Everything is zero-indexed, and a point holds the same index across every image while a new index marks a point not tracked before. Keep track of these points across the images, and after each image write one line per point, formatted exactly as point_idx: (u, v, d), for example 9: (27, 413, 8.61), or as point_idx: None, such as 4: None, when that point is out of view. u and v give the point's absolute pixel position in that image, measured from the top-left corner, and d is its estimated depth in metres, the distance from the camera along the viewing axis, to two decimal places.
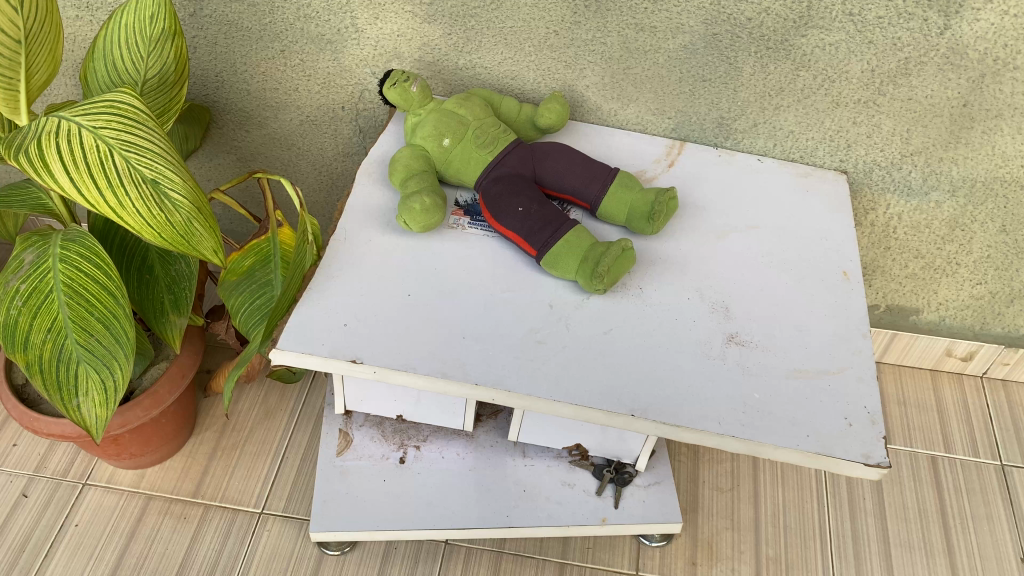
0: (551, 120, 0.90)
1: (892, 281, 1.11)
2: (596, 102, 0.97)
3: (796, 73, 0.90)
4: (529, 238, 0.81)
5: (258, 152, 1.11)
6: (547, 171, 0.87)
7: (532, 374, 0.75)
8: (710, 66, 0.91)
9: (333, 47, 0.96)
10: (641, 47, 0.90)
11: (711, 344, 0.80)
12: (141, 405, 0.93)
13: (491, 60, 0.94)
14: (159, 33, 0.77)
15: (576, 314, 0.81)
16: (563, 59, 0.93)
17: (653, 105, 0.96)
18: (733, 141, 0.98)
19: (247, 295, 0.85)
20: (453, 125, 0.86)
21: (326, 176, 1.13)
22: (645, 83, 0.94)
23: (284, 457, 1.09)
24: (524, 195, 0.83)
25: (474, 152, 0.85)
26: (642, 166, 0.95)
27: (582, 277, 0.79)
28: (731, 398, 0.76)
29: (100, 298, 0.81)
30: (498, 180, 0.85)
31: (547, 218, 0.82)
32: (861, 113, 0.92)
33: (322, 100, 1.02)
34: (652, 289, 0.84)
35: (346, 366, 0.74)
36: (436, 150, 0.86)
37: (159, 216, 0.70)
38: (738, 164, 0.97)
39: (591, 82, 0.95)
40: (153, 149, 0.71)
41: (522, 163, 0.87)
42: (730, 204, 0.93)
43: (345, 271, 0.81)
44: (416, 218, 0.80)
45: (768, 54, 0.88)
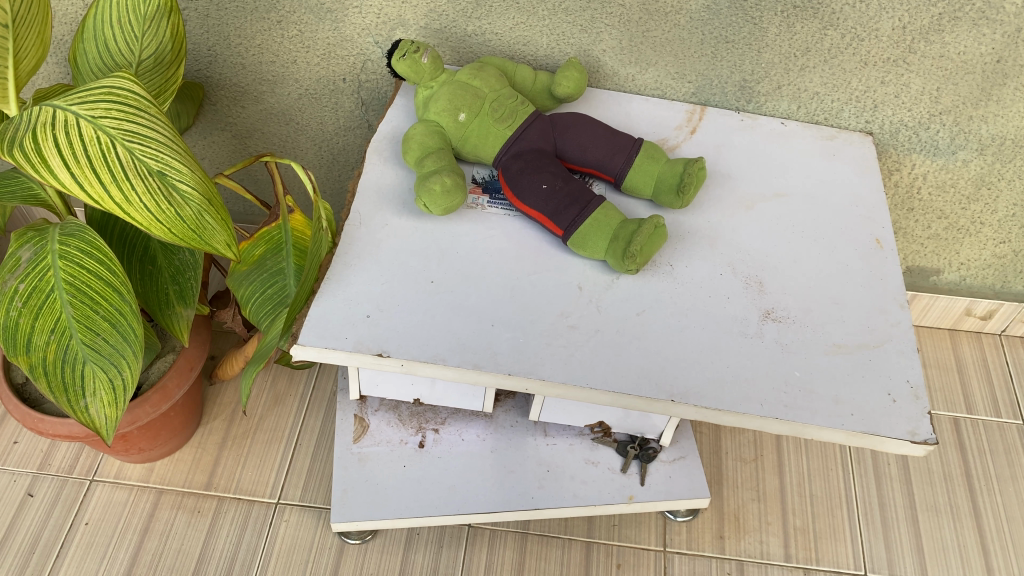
0: (569, 88, 0.86)
1: (913, 243, 1.08)
2: (613, 68, 0.93)
3: (824, 32, 0.86)
4: (555, 217, 0.78)
5: (254, 128, 1.05)
6: (569, 144, 0.83)
7: (566, 362, 0.72)
8: (733, 27, 0.86)
9: (333, 16, 0.90)
10: (662, 8, 0.85)
11: (748, 321, 0.77)
12: (149, 401, 0.89)
13: (501, 26, 0.89)
14: (153, 11, 0.72)
15: (607, 295, 0.77)
16: (578, 23, 0.88)
17: (673, 69, 0.92)
18: (756, 104, 0.94)
19: (259, 285, 0.80)
20: (468, 98, 0.81)
21: (327, 153, 1.07)
22: (665, 46, 0.89)
23: (297, 444, 1.06)
24: (548, 171, 0.79)
25: (492, 126, 0.81)
26: (663, 134, 0.91)
27: (613, 257, 0.76)
28: (772, 377, 0.73)
29: (105, 295, 0.76)
30: (520, 155, 0.81)
31: (573, 195, 0.78)
32: (890, 72, 0.88)
33: (322, 72, 0.97)
34: (684, 265, 0.80)
35: (373, 360, 0.71)
36: (452, 126, 0.81)
37: (168, 210, 0.65)
38: (762, 129, 0.94)
39: (608, 46, 0.90)
40: (158, 138, 0.66)
41: (543, 136, 0.82)
42: (756, 172, 0.89)
43: (363, 258, 0.77)
44: (437, 201, 0.76)
45: (795, 13, 0.84)
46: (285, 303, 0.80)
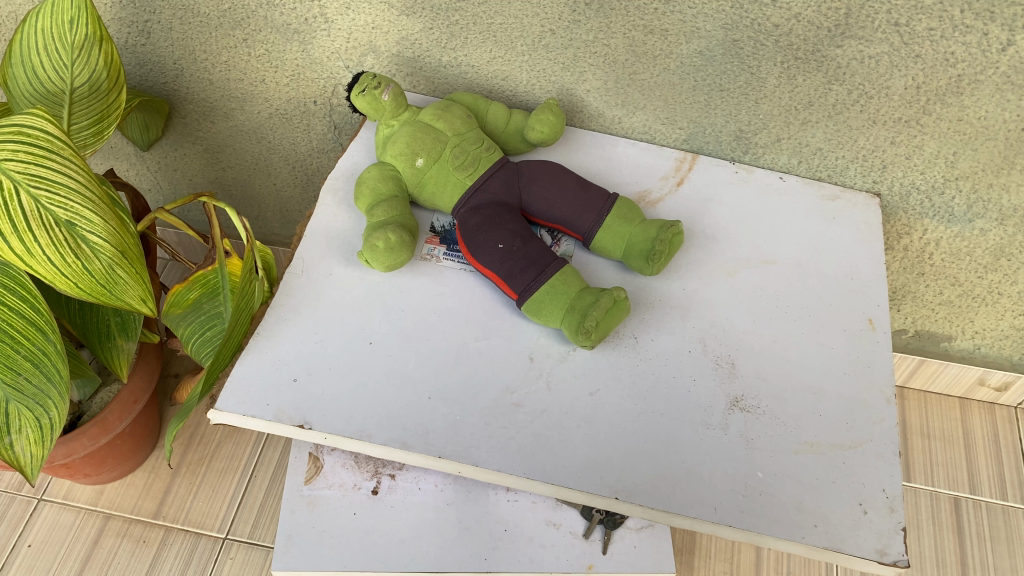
0: (543, 133, 0.79)
1: (923, 307, 0.99)
2: (598, 108, 0.85)
3: (829, 86, 0.78)
4: (509, 280, 0.71)
5: (225, 144, 1.00)
6: (535, 198, 0.76)
7: (503, 445, 0.66)
8: (729, 75, 0.79)
9: (301, 37, 0.85)
10: (650, 51, 0.78)
11: (712, 409, 0.70)
12: (87, 434, 0.85)
13: (477, 59, 0.83)
14: (81, 40, 0.67)
15: (559, 370, 0.71)
16: (560, 61, 0.81)
17: (663, 114, 0.84)
18: (753, 155, 0.86)
19: (196, 327, 0.75)
20: (428, 142, 0.75)
21: (300, 173, 1.01)
22: (654, 90, 0.82)
23: (252, 476, 1.02)
24: (506, 229, 0.73)
25: (452, 174, 0.75)
26: (646, 185, 0.84)
27: (568, 328, 0.69)
28: (731, 477, 0.67)
29: (27, 334, 0.72)
30: (480, 208, 0.74)
31: (531, 257, 0.72)
32: (901, 132, 0.80)
33: (292, 94, 0.91)
34: (650, 339, 0.73)
35: (294, 431, 0.66)
36: (408, 171, 0.75)
37: (74, 264, 0.61)
38: (756, 184, 0.86)
39: (592, 86, 0.83)
40: (70, 184, 0.60)
41: (507, 189, 0.76)
42: (744, 233, 0.82)
43: (298, 314, 0.71)
44: (379, 258, 0.70)
45: (796, 65, 0.77)
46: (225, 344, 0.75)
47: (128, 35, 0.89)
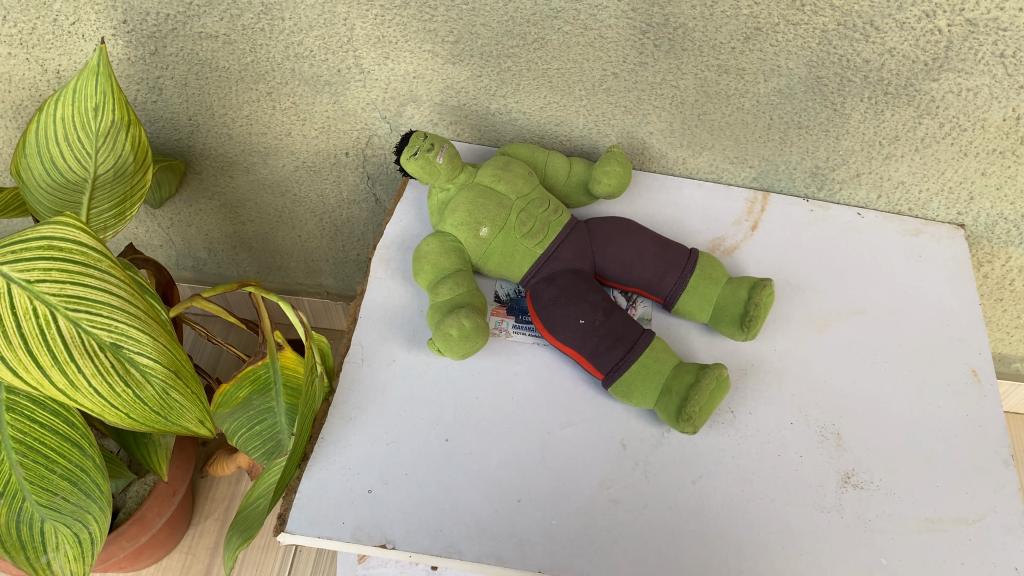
0: (611, 186, 0.73)
1: (999, 331, 0.94)
2: (661, 150, 0.78)
3: (919, 120, 0.71)
4: (594, 359, 0.65)
5: (246, 199, 0.92)
6: (610, 261, 0.70)
7: (607, 551, 0.60)
8: (809, 112, 0.72)
9: (332, 89, 0.77)
10: (723, 91, 0.71)
11: (824, 489, 0.64)
12: (125, 535, 0.78)
13: (530, 105, 0.76)
14: (107, 127, 0.59)
15: (655, 457, 0.64)
16: (622, 104, 0.74)
17: (732, 153, 0.77)
18: (828, 191, 0.80)
19: (246, 422, 0.68)
20: (491, 209, 0.68)
21: (329, 224, 0.94)
22: (725, 130, 0.75)
23: (297, 553, 0.96)
24: (586, 301, 0.66)
25: (519, 242, 0.68)
26: (719, 232, 0.77)
27: (665, 412, 0.63)
28: (855, 567, 0.61)
29: (61, 451, 0.63)
30: (554, 278, 0.68)
31: (617, 332, 0.65)
32: (993, 164, 0.74)
33: (321, 145, 0.83)
34: (747, 412, 0.68)
35: (375, 550, 0.59)
36: (471, 242, 0.68)
37: (124, 392, 0.53)
38: (834, 222, 0.80)
39: (656, 129, 0.76)
40: (112, 301, 0.53)
41: (581, 255, 0.69)
42: (829, 281, 0.76)
43: (364, 411, 0.64)
44: (453, 348, 0.63)
45: (885, 100, 0.70)
46: (278, 443, 0.69)
47: (137, 92, 0.80)
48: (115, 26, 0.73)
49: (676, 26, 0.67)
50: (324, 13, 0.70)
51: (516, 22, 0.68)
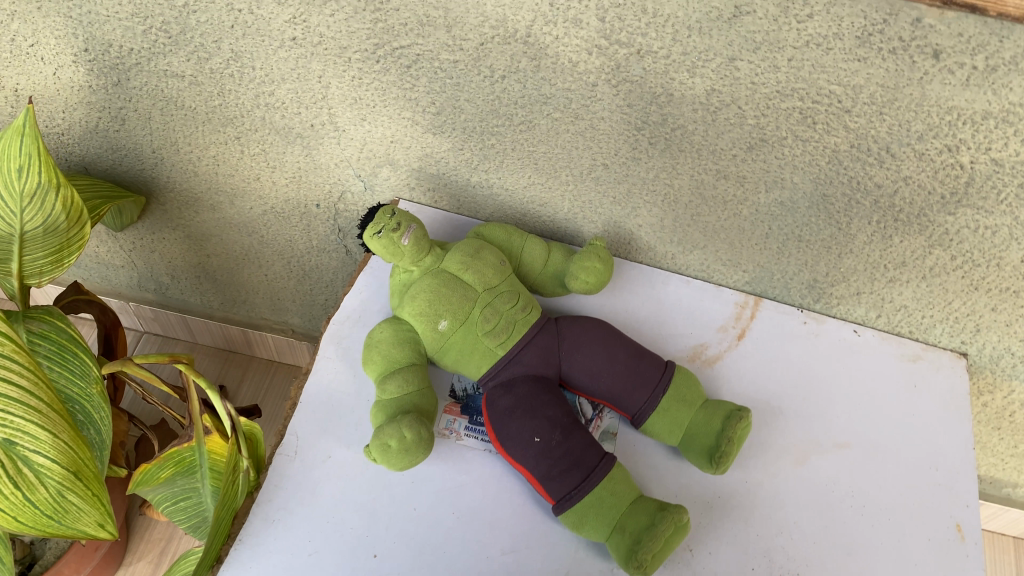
0: (588, 282, 0.67)
1: (993, 456, 0.88)
2: (649, 243, 0.73)
3: (929, 250, 0.66)
4: (545, 483, 0.60)
5: (211, 234, 0.87)
6: (577, 369, 0.64)
7: None
8: (811, 227, 0.67)
9: (304, 142, 0.72)
10: (721, 196, 0.66)
11: None
12: None
13: (513, 183, 0.70)
14: (35, 186, 0.55)
15: None
16: (611, 195, 0.68)
17: (725, 256, 0.72)
18: (825, 304, 0.74)
19: (171, 497, 0.65)
20: (453, 302, 0.61)
21: (296, 268, 0.88)
22: (719, 233, 0.69)
23: None
24: (543, 417, 0.60)
25: (479, 341, 0.62)
26: (702, 338, 0.72)
27: (617, 552, 0.58)
28: None
29: None
30: (514, 386, 0.62)
31: (574, 455, 0.60)
32: (1005, 301, 0.68)
33: (291, 194, 0.78)
34: (706, 552, 0.63)
35: None
36: (428, 335, 0.62)
37: (13, 493, 0.49)
38: (828, 338, 0.74)
39: (645, 222, 0.70)
40: (12, 392, 0.48)
41: (546, 360, 0.63)
42: (814, 406, 0.70)
43: (290, 515, 0.60)
44: (392, 460, 0.57)
45: (894, 226, 0.64)
46: (202, 519, 0.66)
47: (99, 119, 0.75)
48: (76, 54, 0.68)
49: (674, 127, 0.61)
50: (298, 67, 0.64)
51: (503, 103, 0.63)
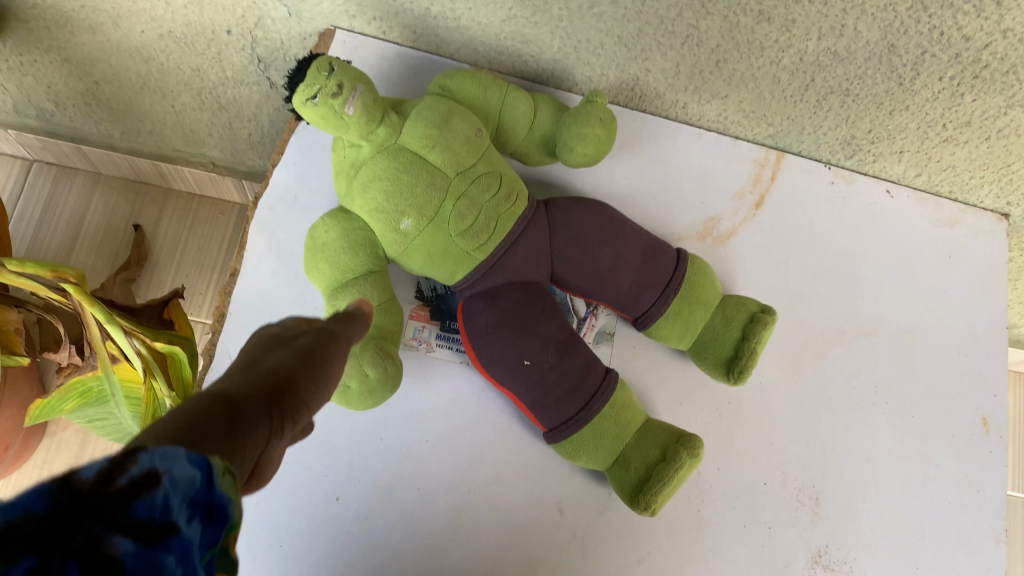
0: (586, 155, 0.53)
1: None
2: (656, 90, 0.58)
3: (1005, 110, 0.53)
4: (537, 411, 0.50)
5: (96, 58, 0.67)
6: (572, 268, 0.52)
7: None
8: (865, 80, 0.53)
9: None
10: (759, 42, 0.51)
11: (790, 572, 0.55)
12: None
13: (487, 16, 0.53)
14: None
15: (596, 527, 0.53)
16: (615, 34, 0.53)
17: (749, 108, 0.58)
18: (858, 161, 0.62)
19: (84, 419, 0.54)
20: (420, 193, 0.47)
21: (210, 101, 0.71)
22: (747, 82, 0.55)
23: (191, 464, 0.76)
24: (535, 334, 0.49)
25: (451, 243, 0.48)
26: (713, 209, 0.61)
27: (619, 487, 0.51)
28: None
29: None
30: (498, 296, 0.50)
31: (573, 379, 0.49)
32: None
33: (192, 17, 0.60)
34: (713, 468, 0.56)
35: None
36: (388, 233, 0.48)
37: None
38: (856, 202, 0.62)
39: (656, 67, 0.55)
40: None
41: (536, 263, 0.51)
42: (838, 286, 0.61)
43: None
44: (354, 402, 0.46)
45: (971, 83, 0.51)
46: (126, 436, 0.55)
47: None
48: None
49: None
50: None
51: None
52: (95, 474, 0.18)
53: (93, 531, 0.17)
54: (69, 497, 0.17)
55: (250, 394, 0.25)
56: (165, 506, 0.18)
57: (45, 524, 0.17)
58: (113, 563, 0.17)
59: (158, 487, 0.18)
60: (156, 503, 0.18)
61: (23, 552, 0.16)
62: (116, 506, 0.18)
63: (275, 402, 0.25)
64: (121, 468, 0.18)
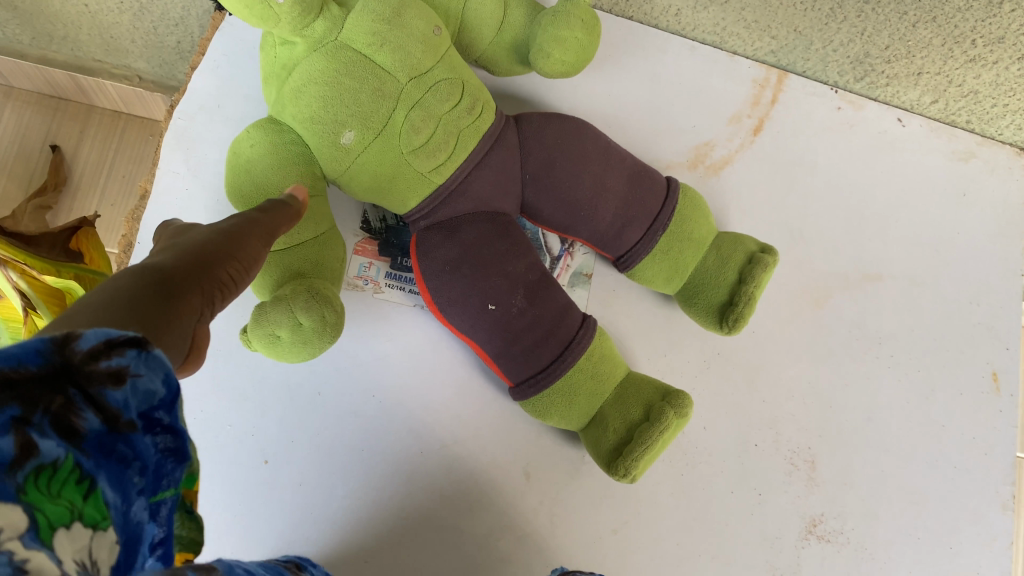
0: (563, 62, 0.45)
1: None
2: None
3: None
4: (502, 363, 0.43)
5: None
6: (545, 196, 0.44)
7: None
8: None
9: None
10: None
11: (781, 543, 0.49)
12: None
13: None
14: None
15: (566, 492, 0.47)
16: None
17: (750, 14, 0.51)
18: (869, 83, 0.55)
19: None
20: (365, 102, 0.38)
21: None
22: None
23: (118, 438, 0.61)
24: (501, 274, 0.42)
25: (403, 162, 0.40)
26: (706, 134, 0.53)
27: (595, 449, 0.44)
28: None
29: None
30: (458, 227, 0.42)
31: (545, 328, 0.42)
32: None
33: None
34: (698, 427, 0.50)
35: None
36: (325, 149, 0.39)
37: None
38: (864, 130, 0.55)
39: None
40: None
41: (503, 189, 0.43)
42: (841, 225, 0.54)
43: None
44: (285, 354, 0.39)
45: None
46: None
47: None
48: None
49: None
50: None
51: None
52: (88, 348, 0.18)
53: (71, 398, 0.18)
54: (62, 360, 0.18)
55: (179, 271, 0.24)
56: (128, 403, 0.19)
57: (36, 378, 0.17)
58: (82, 436, 0.18)
59: (128, 385, 0.19)
60: (123, 398, 0.19)
61: (10, 399, 0.17)
62: (97, 384, 0.18)
63: (205, 276, 0.25)
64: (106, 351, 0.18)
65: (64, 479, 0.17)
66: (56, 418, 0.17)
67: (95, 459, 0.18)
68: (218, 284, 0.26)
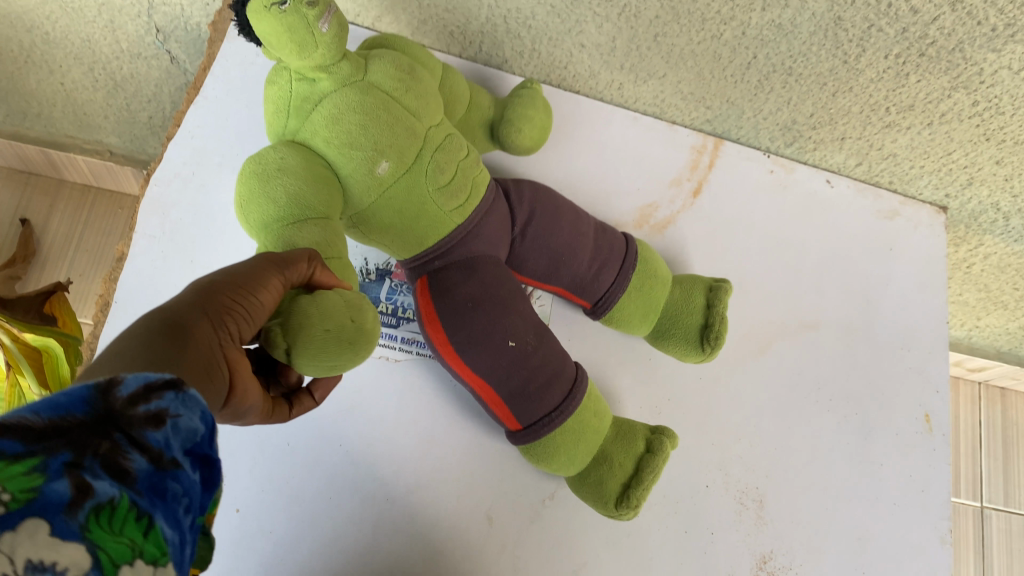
0: (532, 138, 0.49)
1: None
2: (591, 69, 0.55)
3: (950, 92, 0.51)
4: (513, 404, 0.44)
5: None
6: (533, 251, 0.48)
7: None
8: (809, 58, 0.50)
9: None
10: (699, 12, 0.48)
11: None
12: None
13: None
14: None
15: (528, 535, 0.49)
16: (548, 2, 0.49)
17: (688, 88, 0.55)
18: (798, 148, 0.59)
19: None
20: (401, 136, 0.40)
21: (105, 78, 0.62)
22: (686, 59, 0.52)
23: None
24: (516, 313, 0.44)
25: (429, 199, 0.42)
26: (650, 196, 0.58)
27: (587, 488, 0.47)
28: None
29: None
30: (476, 268, 0.44)
31: (553, 367, 0.45)
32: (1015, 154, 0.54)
33: None
34: None
35: None
36: (360, 179, 0.40)
37: None
38: (796, 190, 0.60)
39: (590, 41, 0.52)
40: None
41: (504, 238, 0.46)
42: (777, 279, 0.58)
43: None
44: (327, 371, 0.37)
45: (916, 62, 0.49)
46: None
47: None
48: None
49: None
50: None
51: None
52: (128, 395, 0.21)
53: (116, 441, 0.20)
54: (105, 408, 0.20)
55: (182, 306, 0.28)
56: (168, 443, 0.21)
57: (82, 424, 0.20)
58: (129, 475, 0.20)
59: (164, 427, 0.21)
60: (163, 438, 0.21)
61: (62, 446, 0.19)
62: (138, 427, 0.21)
63: (205, 301, 0.28)
64: (144, 397, 0.21)
65: (124, 518, 0.19)
66: (104, 462, 0.20)
67: (149, 498, 0.20)
68: (224, 311, 0.28)
